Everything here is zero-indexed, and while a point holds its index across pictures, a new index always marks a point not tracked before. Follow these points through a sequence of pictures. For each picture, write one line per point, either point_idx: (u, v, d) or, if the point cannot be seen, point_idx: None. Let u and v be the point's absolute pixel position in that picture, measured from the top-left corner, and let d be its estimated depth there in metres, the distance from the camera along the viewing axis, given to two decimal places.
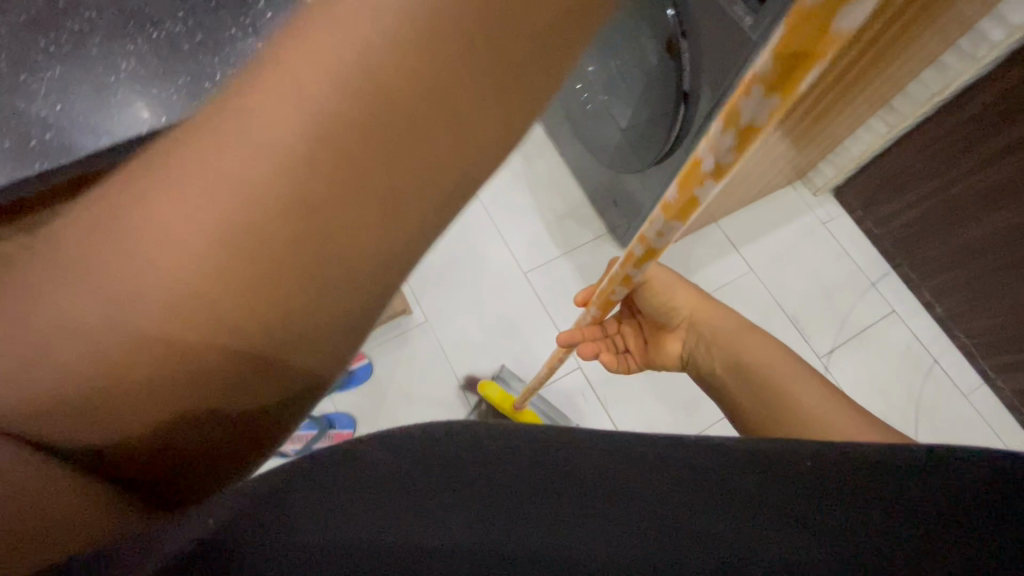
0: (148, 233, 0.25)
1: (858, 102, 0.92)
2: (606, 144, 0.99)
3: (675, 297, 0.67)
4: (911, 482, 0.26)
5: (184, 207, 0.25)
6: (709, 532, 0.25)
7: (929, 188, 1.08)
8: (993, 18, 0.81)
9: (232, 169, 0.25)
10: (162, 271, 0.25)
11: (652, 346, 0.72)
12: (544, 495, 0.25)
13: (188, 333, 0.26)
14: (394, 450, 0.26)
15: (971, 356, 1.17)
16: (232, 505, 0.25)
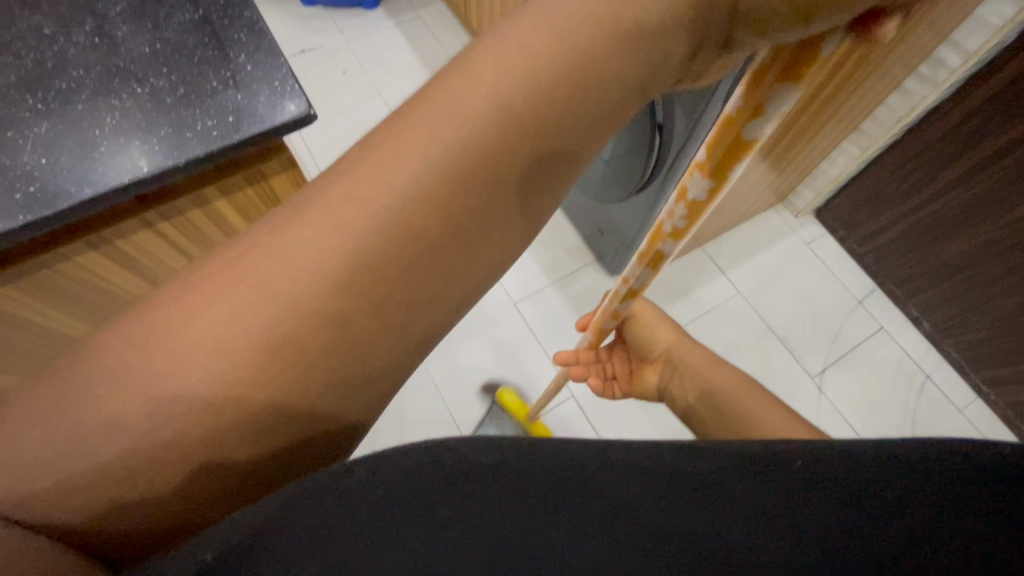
0: (186, 331, 0.30)
1: (828, 129, 1.05)
2: (590, 177, 1.17)
3: (656, 331, 0.72)
4: (834, 491, 0.26)
5: (215, 319, 0.30)
6: (653, 539, 0.26)
7: (906, 207, 1.18)
8: (950, 46, 0.93)
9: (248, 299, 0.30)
10: (196, 353, 0.29)
11: (636, 376, 0.76)
12: (490, 519, 0.26)
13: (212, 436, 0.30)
14: (382, 474, 0.27)
15: (963, 370, 1.24)
16: (231, 535, 0.26)
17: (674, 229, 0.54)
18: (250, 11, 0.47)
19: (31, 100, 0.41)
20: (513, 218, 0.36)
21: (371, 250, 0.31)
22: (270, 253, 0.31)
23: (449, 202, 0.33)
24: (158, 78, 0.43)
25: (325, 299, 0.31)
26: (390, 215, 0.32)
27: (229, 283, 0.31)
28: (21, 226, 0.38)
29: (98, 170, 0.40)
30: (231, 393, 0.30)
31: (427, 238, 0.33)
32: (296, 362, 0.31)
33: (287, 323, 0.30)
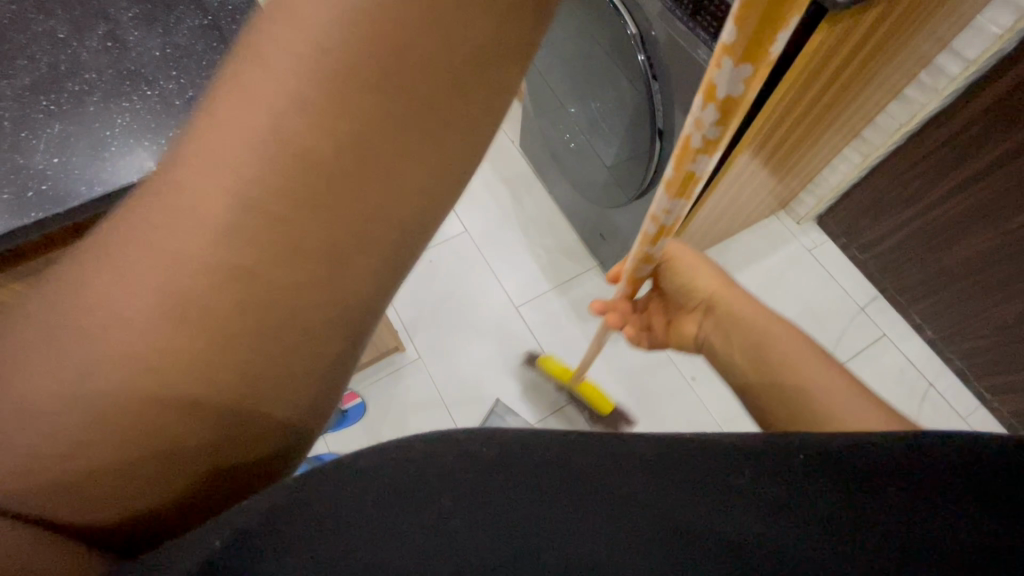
0: (108, 304, 0.26)
1: (830, 136, 1.05)
2: (593, 182, 1.18)
3: (698, 274, 0.65)
4: (848, 483, 0.27)
5: (136, 277, 0.26)
6: (667, 538, 0.26)
7: (909, 214, 1.18)
8: (950, 54, 0.93)
9: (166, 254, 0.27)
10: (125, 321, 0.26)
11: (674, 328, 0.69)
12: (491, 515, 0.27)
13: (190, 426, 0.29)
14: (380, 465, 0.28)
15: (966, 379, 1.23)
16: (237, 525, 0.27)
17: (706, 140, 0.47)
18: (256, 17, 0.48)
19: (44, 101, 0.42)
20: (448, 129, 0.31)
21: (286, 179, 0.27)
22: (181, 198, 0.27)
23: (361, 125, 0.28)
24: (167, 81, 0.44)
25: (225, 249, 0.27)
26: (278, 143, 0.27)
27: (117, 252, 0.27)
28: (32, 224, 0.39)
29: (108, 169, 0.41)
30: (159, 374, 0.27)
31: (331, 164, 0.28)
32: (218, 325, 0.28)
33: (191, 281, 0.27)
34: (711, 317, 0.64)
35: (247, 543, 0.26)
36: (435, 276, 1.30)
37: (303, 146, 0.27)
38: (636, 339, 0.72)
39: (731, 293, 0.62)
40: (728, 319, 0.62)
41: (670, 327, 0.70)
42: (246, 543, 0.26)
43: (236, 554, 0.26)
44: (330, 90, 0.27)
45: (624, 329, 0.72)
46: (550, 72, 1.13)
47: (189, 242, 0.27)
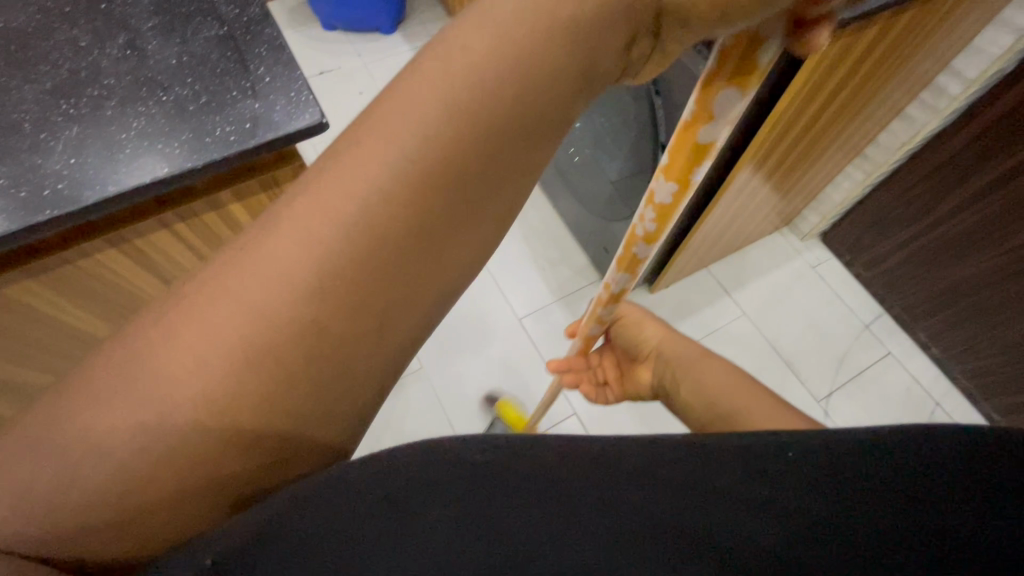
0: (184, 339, 0.29)
1: (833, 153, 1.06)
2: (597, 196, 1.19)
3: (644, 331, 0.73)
4: (846, 482, 0.28)
5: (210, 321, 0.29)
6: (663, 538, 0.28)
7: (912, 232, 1.18)
8: (951, 75, 0.95)
9: (242, 304, 0.30)
10: (197, 358, 0.29)
11: (627, 376, 0.76)
12: (489, 512, 0.27)
13: (224, 450, 0.30)
14: (381, 474, 0.27)
15: (973, 399, 1.22)
16: (241, 533, 0.26)
17: (647, 232, 0.52)
18: (270, 28, 0.50)
19: (64, 105, 0.44)
20: (490, 200, 0.36)
21: (350, 242, 0.31)
22: (262, 256, 0.31)
23: (422, 195, 0.32)
24: (182, 88, 0.46)
25: (301, 305, 0.30)
26: (371, 206, 0.31)
27: (204, 302, 0.30)
28: (45, 221, 0.40)
29: (122, 170, 0.42)
30: (217, 402, 0.29)
31: (402, 235, 0.32)
32: (280, 375, 0.30)
33: (264, 334, 0.30)
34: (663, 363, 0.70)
35: (240, 559, 0.25)
36: None
37: (378, 209, 0.31)
38: (592, 395, 0.80)
39: (674, 340, 0.70)
40: (676, 361, 0.68)
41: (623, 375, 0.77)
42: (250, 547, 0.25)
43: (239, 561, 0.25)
44: (408, 163, 0.31)
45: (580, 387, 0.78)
46: None
47: (261, 294, 0.30)
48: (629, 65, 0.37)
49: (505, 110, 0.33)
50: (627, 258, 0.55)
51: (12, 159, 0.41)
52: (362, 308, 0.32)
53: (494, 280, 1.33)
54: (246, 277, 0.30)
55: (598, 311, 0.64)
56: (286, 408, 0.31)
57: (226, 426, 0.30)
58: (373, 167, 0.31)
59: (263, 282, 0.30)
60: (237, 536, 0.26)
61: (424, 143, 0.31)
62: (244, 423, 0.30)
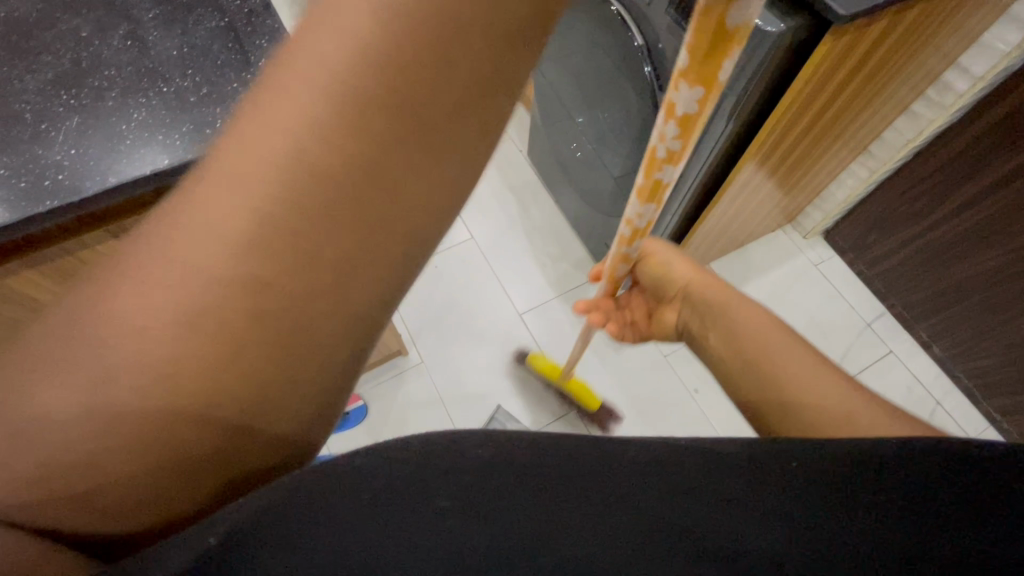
0: (118, 312, 0.27)
1: (836, 150, 1.05)
2: (600, 191, 1.19)
3: (670, 267, 0.71)
4: (837, 487, 0.28)
5: (138, 286, 0.27)
6: (664, 538, 0.27)
7: (914, 230, 1.18)
8: (958, 71, 0.94)
9: (173, 260, 0.27)
10: (135, 329, 0.27)
11: (654, 317, 0.76)
12: (486, 507, 0.27)
13: (210, 440, 0.29)
14: (374, 465, 0.27)
15: (974, 398, 1.22)
16: (230, 522, 0.26)
17: (667, 160, 0.53)
18: (272, 20, 0.49)
19: (65, 95, 0.44)
20: (461, 134, 0.31)
21: (286, 187, 0.27)
22: (190, 210, 0.28)
23: (362, 133, 0.28)
24: (183, 79, 0.46)
25: (245, 261, 0.27)
26: (303, 146, 0.27)
27: (142, 265, 0.27)
28: (46, 212, 0.40)
29: (122, 160, 0.42)
30: (166, 381, 0.27)
31: (346, 179, 0.28)
32: (238, 345, 0.28)
33: (210, 298, 0.27)
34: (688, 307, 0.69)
35: (237, 549, 0.26)
36: (440, 279, 1.31)
37: (313, 152, 0.27)
38: (619, 332, 0.79)
39: (704, 278, 0.67)
40: (703, 304, 0.66)
41: (651, 319, 0.77)
42: (244, 537, 0.26)
43: (234, 551, 0.25)
44: (340, 96, 0.27)
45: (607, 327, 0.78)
46: (559, 82, 1.14)
47: (192, 252, 0.27)
48: None
49: (458, 23, 0.28)
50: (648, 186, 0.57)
51: (13, 149, 0.41)
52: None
53: (495, 275, 1.33)
54: (176, 233, 0.27)
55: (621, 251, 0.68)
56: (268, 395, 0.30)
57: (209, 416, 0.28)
58: (296, 102, 0.27)
59: (192, 238, 0.27)
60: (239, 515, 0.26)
61: (355, 74, 0.27)
62: (233, 402, 0.29)
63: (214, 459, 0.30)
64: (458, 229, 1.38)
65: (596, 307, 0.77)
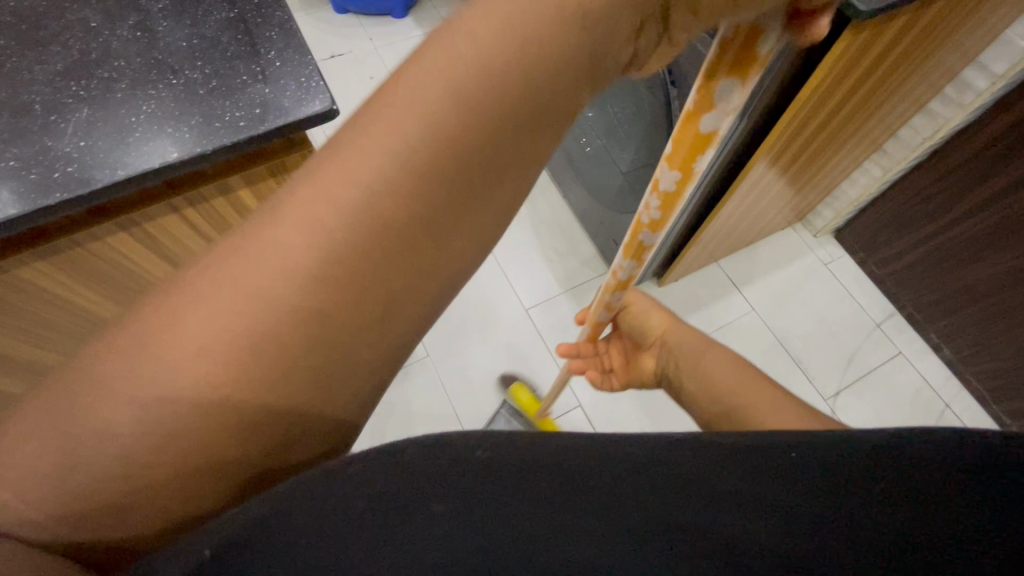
0: (181, 327, 0.29)
1: (849, 149, 1.04)
2: (608, 187, 1.18)
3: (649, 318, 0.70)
4: (840, 485, 0.28)
5: (206, 309, 0.30)
6: (663, 533, 0.27)
7: (927, 231, 1.16)
8: (977, 68, 0.92)
9: (241, 288, 0.30)
10: (196, 340, 0.29)
11: (631, 364, 0.75)
12: (491, 515, 0.27)
13: (227, 442, 0.30)
14: (379, 470, 0.27)
15: (984, 401, 1.21)
16: (227, 531, 0.26)
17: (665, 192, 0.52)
18: (282, 11, 0.49)
19: (74, 87, 0.43)
20: (493, 192, 0.35)
21: (349, 231, 0.31)
22: (264, 244, 0.31)
23: (417, 187, 0.31)
24: (191, 71, 0.45)
25: (304, 294, 0.30)
26: (370, 197, 0.31)
27: (210, 286, 0.30)
28: (55, 204, 0.40)
29: (131, 153, 0.42)
30: (209, 388, 0.29)
31: (402, 225, 0.32)
32: (280, 364, 0.30)
33: (270, 323, 0.30)
34: (668, 352, 0.69)
35: (235, 553, 0.25)
36: None
37: (378, 200, 0.31)
38: (597, 380, 0.81)
39: (679, 329, 0.68)
40: (679, 351, 0.67)
41: (629, 364, 0.76)
42: (241, 543, 0.26)
43: (229, 561, 0.25)
44: (405, 153, 0.31)
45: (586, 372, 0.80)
46: None
47: (258, 283, 0.30)
48: (638, 52, 0.36)
49: (511, 78, 0.32)
50: (633, 245, 0.59)
51: (23, 140, 0.41)
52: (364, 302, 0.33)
53: (501, 269, 1.33)
54: (247, 262, 0.30)
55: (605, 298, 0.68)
56: (285, 413, 0.31)
57: (225, 435, 0.30)
58: (369, 157, 0.31)
59: (265, 268, 0.30)
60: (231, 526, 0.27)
61: (426, 134, 0.31)
62: (263, 414, 0.31)
63: (231, 468, 0.31)
64: None
65: (578, 351, 0.77)
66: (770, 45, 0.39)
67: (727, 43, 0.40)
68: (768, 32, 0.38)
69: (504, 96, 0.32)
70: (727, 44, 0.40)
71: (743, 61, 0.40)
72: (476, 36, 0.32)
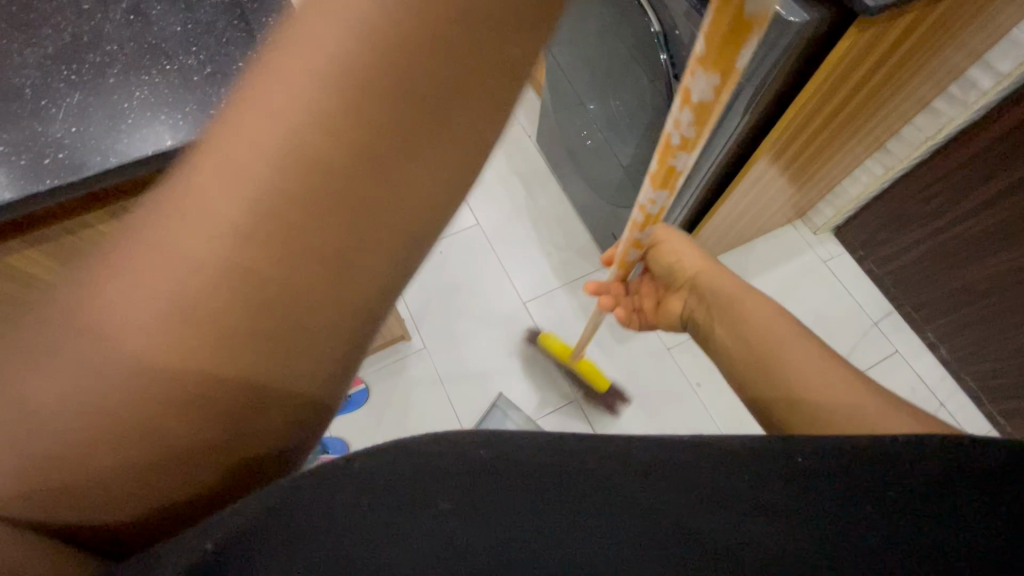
0: (98, 301, 0.25)
1: (852, 146, 1.03)
2: (608, 180, 1.17)
3: (682, 256, 0.71)
4: (848, 488, 0.27)
5: (127, 281, 0.24)
6: (669, 537, 0.27)
7: (927, 230, 1.16)
8: (982, 67, 0.92)
9: (163, 255, 0.24)
10: (118, 318, 0.25)
11: (660, 305, 0.76)
12: (492, 520, 0.26)
13: (213, 420, 0.29)
14: (388, 464, 0.27)
15: (978, 401, 1.21)
16: (228, 527, 0.26)
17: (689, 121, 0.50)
18: None
19: (65, 71, 0.42)
20: (464, 123, 0.27)
21: (276, 181, 0.24)
22: (187, 197, 0.25)
23: (361, 119, 0.25)
24: (186, 57, 0.44)
25: (236, 257, 0.25)
26: (300, 133, 0.24)
27: (121, 258, 0.25)
28: (46, 191, 0.39)
29: (123, 140, 0.41)
30: (150, 371, 0.25)
31: (347, 169, 0.26)
32: (236, 340, 0.27)
33: (206, 295, 0.25)
34: (695, 294, 0.69)
35: (240, 548, 0.25)
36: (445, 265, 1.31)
37: (317, 142, 0.24)
38: (625, 317, 0.83)
39: (711, 271, 0.66)
40: (710, 294, 0.65)
41: (659, 305, 0.77)
42: (246, 535, 0.25)
43: (231, 555, 0.25)
44: (343, 79, 0.24)
45: (615, 309, 0.82)
46: (571, 66, 1.12)
47: (186, 248, 0.24)
48: None
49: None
50: (662, 172, 0.58)
51: (13, 125, 0.40)
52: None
53: (499, 261, 1.33)
54: (168, 222, 0.25)
55: (633, 235, 0.72)
56: (277, 395, 0.30)
57: (216, 417, 0.29)
58: (301, 79, 0.24)
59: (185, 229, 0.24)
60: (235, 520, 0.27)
61: (367, 55, 0.24)
62: (250, 394, 0.29)
63: (223, 454, 0.31)
64: (464, 215, 1.37)
65: (607, 289, 0.82)
66: None
67: None
68: None
69: (465, 6, 0.24)
70: None
71: None
72: None
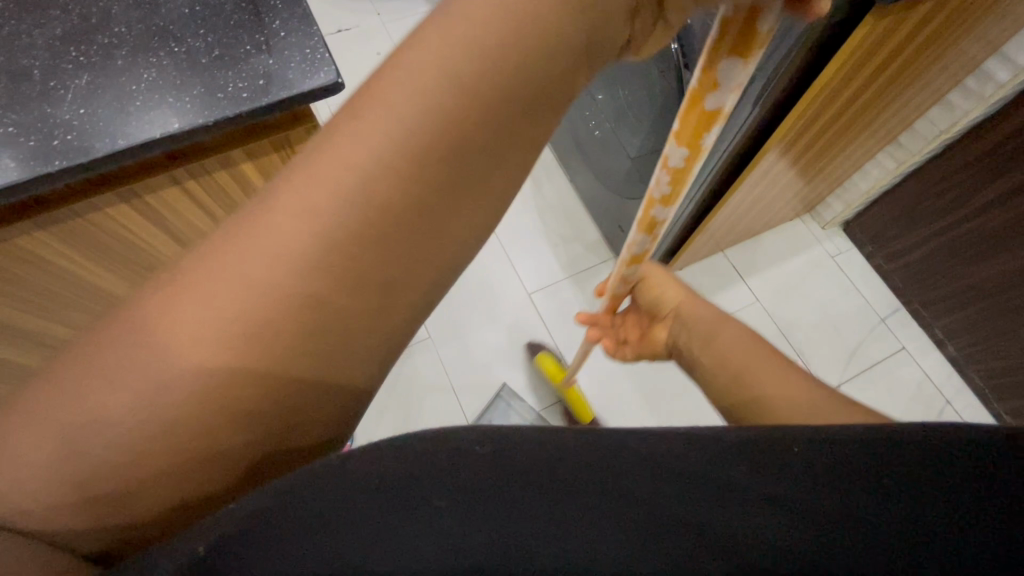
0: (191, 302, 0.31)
1: (864, 139, 1.02)
2: (616, 172, 1.17)
3: (664, 291, 0.71)
4: (844, 479, 0.28)
5: (211, 298, 0.31)
6: (667, 534, 0.27)
7: (938, 226, 1.15)
8: (1000, 60, 0.89)
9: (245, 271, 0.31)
10: (202, 321, 0.30)
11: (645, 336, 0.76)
12: (492, 519, 0.26)
13: (241, 400, 0.32)
14: (385, 459, 0.28)
15: (985, 399, 1.20)
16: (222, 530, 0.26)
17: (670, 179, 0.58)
18: None
19: (74, 52, 0.42)
20: (495, 168, 0.37)
21: (340, 220, 0.32)
22: (265, 229, 0.32)
23: (418, 174, 0.33)
24: (194, 39, 0.44)
25: (299, 278, 0.32)
26: (365, 180, 0.32)
27: (210, 273, 0.31)
28: (55, 172, 0.39)
29: (132, 122, 0.41)
30: (208, 370, 0.30)
31: (402, 208, 0.33)
32: (288, 334, 0.32)
33: (272, 309, 0.31)
34: (680, 325, 0.68)
35: (230, 550, 0.25)
36: None
37: (381, 190, 0.32)
38: (613, 349, 0.84)
39: (695, 304, 0.67)
40: (689, 326, 0.66)
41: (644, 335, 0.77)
42: (234, 540, 0.26)
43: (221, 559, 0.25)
44: (407, 140, 0.32)
45: (603, 339, 0.84)
46: None
47: (264, 273, 0.31)
48: (636, 33, 0.40)
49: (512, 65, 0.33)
50: (647, 218, 0.64)
51: (23, 106, 0.40)
52: (362, 279, 0.33)
53: (505, 252, 1.33)
54: (253, 248, 0.32)
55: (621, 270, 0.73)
56: (290, 386, 0.33)
57: (235, 405, 0.31)
58: (369, 143, 0.32)
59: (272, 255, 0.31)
60: (233, 522, 0.27)
61: (424, 128, 0.32)
62: (263, 394, 0.32)
63: (224, 457, 0.32)
64: None
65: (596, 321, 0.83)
66: (772, 21, 0.42)
67: (725, 27, 0.44)
68: (765, 11, 0.41)
69: (503, 82, 0.33)
70: (726, 29, 0.44)
71: (748, 37, 0.43)
72: (483, 13, 0.33)
